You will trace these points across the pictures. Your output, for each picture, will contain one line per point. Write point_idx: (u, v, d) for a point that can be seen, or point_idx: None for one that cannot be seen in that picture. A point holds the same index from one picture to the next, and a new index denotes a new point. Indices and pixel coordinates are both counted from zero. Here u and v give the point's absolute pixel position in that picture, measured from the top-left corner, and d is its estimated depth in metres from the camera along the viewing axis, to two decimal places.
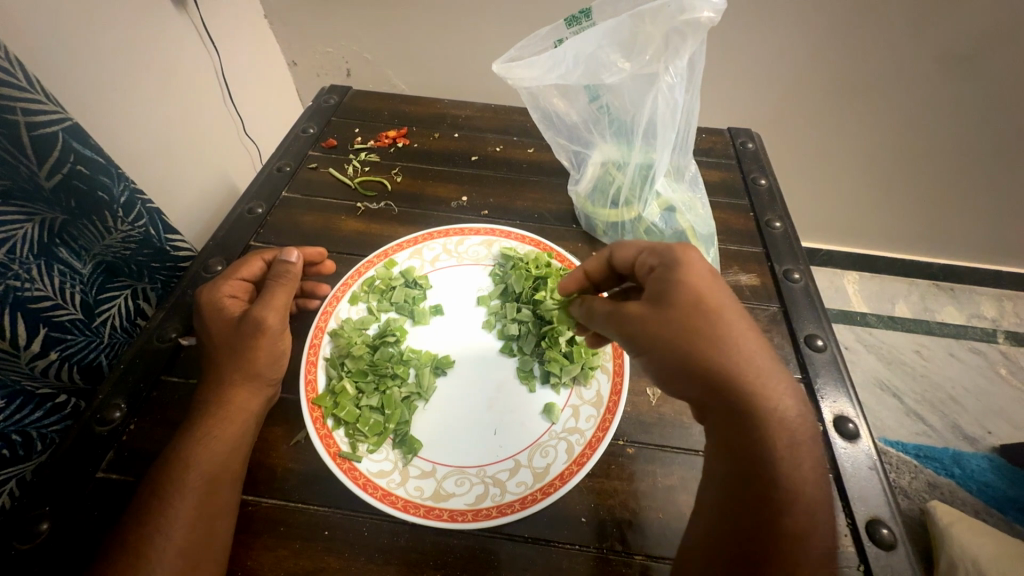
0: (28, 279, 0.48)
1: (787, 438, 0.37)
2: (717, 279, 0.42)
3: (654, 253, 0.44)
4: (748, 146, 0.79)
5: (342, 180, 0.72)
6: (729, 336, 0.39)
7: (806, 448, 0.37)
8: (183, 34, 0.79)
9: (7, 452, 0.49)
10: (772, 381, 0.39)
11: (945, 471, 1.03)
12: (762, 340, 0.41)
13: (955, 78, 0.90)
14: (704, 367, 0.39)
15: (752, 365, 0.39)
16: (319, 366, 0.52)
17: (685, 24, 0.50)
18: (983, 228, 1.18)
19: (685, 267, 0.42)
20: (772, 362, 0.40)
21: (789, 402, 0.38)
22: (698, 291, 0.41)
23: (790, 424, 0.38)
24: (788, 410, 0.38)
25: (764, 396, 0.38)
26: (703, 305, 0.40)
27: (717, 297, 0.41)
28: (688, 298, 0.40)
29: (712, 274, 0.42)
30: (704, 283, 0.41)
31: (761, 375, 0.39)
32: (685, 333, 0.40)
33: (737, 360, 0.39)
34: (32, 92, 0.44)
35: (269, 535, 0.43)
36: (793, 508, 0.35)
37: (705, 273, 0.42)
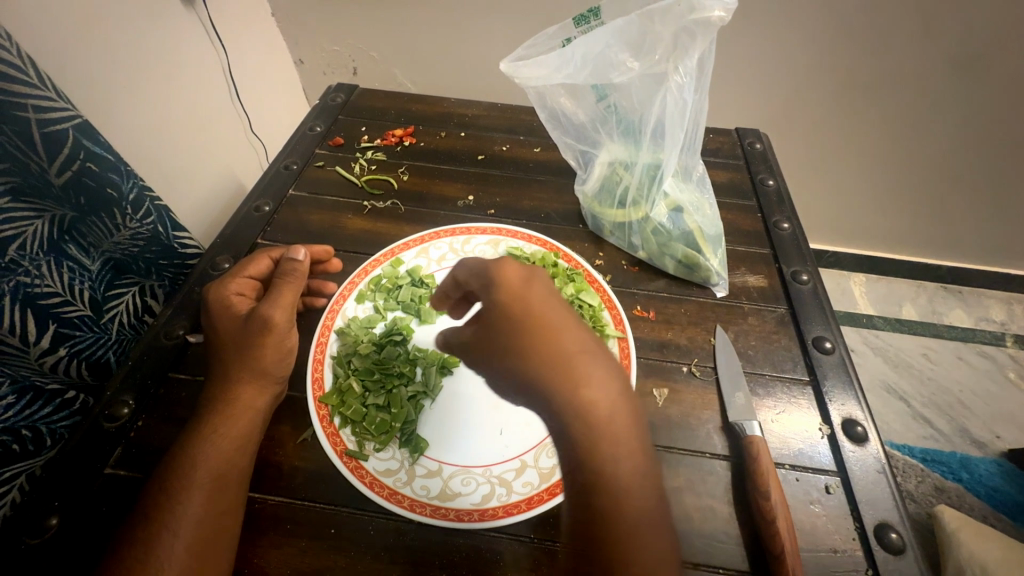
0: (38, 276, 0.48)
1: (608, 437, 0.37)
2: (540, 292, 0.41)
3: (477, 274, 0.44)
4: (756, 146, 0.78)
5: (348, 179, 0.72)
6: (547, 345, 0.39)
7: (628, 440, 0.37)
8: (191, 33, 0.79)
9: (17, 447, 0.50)
10: (590, 377, 0.38)
11: (952, 476, 1.02)
12: (583, 336, 0.40)
13: (965, 80, 0.89)
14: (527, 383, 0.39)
15: (568, 366, 0.38)
16: (326, 365, 0.52)
17: (695, 24, 0.49)
18: (993, 230, 1.17)
19: (498, 284, 0.41)
20: (586, 357, 0.39)
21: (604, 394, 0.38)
22: (510, 307, 0.40)
23: (605, 420, 0.37)
24: (600, 404, 0.38)
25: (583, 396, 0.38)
26: (517, 321, 0.40)
27: (529, 308, 0.40)
28: (502, 315, 0.40)
29: (526, 283, 0.41)
30: (515, 296, 0.41)
31: (579, 376, 0.38)
32: (508, 349, 0.40)
33: (555, 367, 0.38)
34: (42, 90, 0.44)
35: (276, 533, 0.43)
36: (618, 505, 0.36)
37: (520, 283, 0.42)
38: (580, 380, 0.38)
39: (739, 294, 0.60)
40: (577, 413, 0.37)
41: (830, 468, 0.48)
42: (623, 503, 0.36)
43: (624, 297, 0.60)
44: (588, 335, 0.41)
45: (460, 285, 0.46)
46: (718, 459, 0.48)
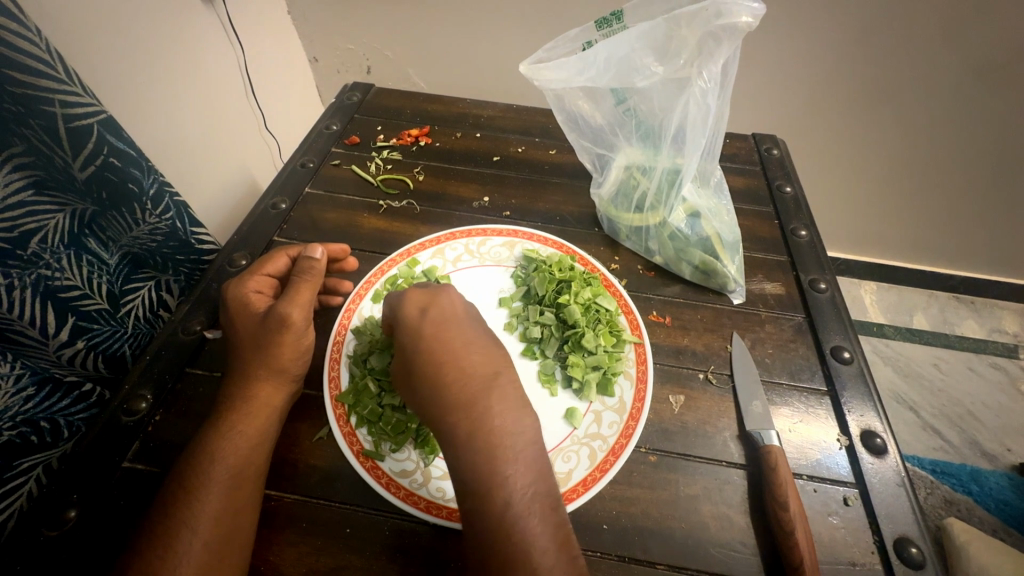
0: (59, 269, 0.48)
1: (493, 453, 0.36)
2: (446, 318, 0.44)
3: (390, 305, 0.47)
4: (773, 152, 0.77)
5: (364, 178, 0.73)
6: (435, 366, 0.40)
7: (514, 457, 0.36)
8: (209, 30, 0.80)
9: (35, 438, 0.50)
10: (477, 393, 0.38)
11: (962, 488, 1.01)
12: (479, 357, 0.41)
13: (983, 89, 0.88)
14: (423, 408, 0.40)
15: (458, 383, 0.39)
16: (342, 364, 0.52)
17: (720, 29, 0.49)
18: (1009, 241, 1.16)
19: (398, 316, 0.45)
20: (472, 376, 0.40)
21: (492, 411, 0.38)
22: (405, 336, 0.43)
23: (490, 434, 0.37)
24: (485, 420, 0.37)
25: (469, 412, 0.37)
26: (410, 348, 0.42)
27: (420, 335, 0.43)
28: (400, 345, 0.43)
29: (422, 313, 0.44)
30: (410, 326, 0.44)
31: (466, 393, 0.38)
32: (408, 372, 0.42)
33: (443, 387, 0.39)
34: (70, 85, 0.44)
35: (293, 531, 0.43)
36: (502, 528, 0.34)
37: (418, 315, 0.44)
38: (468, 397, 0.38)
39: (756, 301, 0.60)
40: (462, 430, 0.37)
41: (849, 480, 0.47)
42: (510, 528, 0.34)
43: (640, 302, 0.60)
44: (479, 356, 0.41)
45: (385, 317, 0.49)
46: (735, 467, 0.47)
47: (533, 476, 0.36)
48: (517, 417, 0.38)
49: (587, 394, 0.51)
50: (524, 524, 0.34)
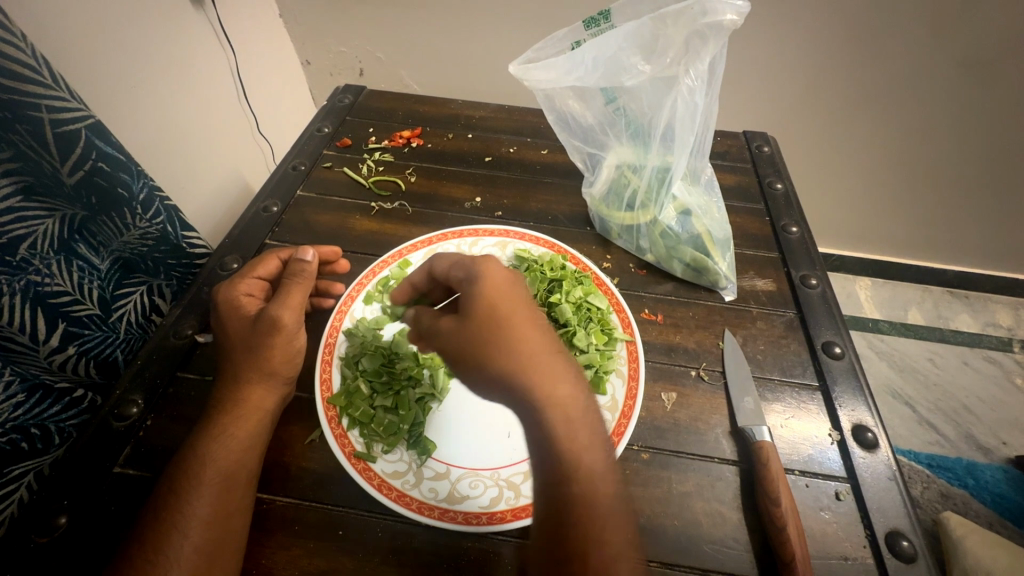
0: (48, 275, 0.48)
1: (575, 435, 0.37)
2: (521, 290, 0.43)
3: (461, 266, 0.45)
4: (764, 149, 0.78)
5: (356, 180, 0.73)
6: (522, 338, 0.39)
7: (594, 439, 0.37)
8: (200, 34, 0.80)
9: (26, 445, 0.50)
10: (559, 375, 0.39)
11: (958, 482, 1.01)
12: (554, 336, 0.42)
13: (970, 85, 0.89)
14: (499, 378, 0.39)
15: (543, 361, 0.39)
16: (334, 366, 0.52)
17: (707, 27, 0.49)
18: (1001, 235, 1.16)
19: (483, 277, 0.42)
20: (559, 356, 0.40)
21: (575, 396, 0.38)
22: (491, 298, 0.41)
23: (574, 417, 0.37)
24: (569, 405, 0.38)
25: (552, 394, 0.38)
26: (498, 313, 0.40)
27: (513, 304, 0.41)
28: (483, 306, 0.41)
29: (507, 280, 0.43)
30: (497, 290, 0.42)
31: (550, 374, 0.38)
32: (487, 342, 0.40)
33: (527, 362, 0.39)
34: (56, 89, 0.44)
35: (285, 534, 0.43)
36: (587, 509, 0.35)
37: (502, 282, 0.43)
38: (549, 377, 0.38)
39: (747, 298, 0.60)
40: (550, 410, 0.37)
41: (841, 475, 0.47)
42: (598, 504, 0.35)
43: (632, 300, 0.60)
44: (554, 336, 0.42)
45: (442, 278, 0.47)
46: (726, 464, 0.47)
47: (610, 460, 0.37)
48: (592, 401, 0.39)
49: None
50: (607, 507, 0.35)
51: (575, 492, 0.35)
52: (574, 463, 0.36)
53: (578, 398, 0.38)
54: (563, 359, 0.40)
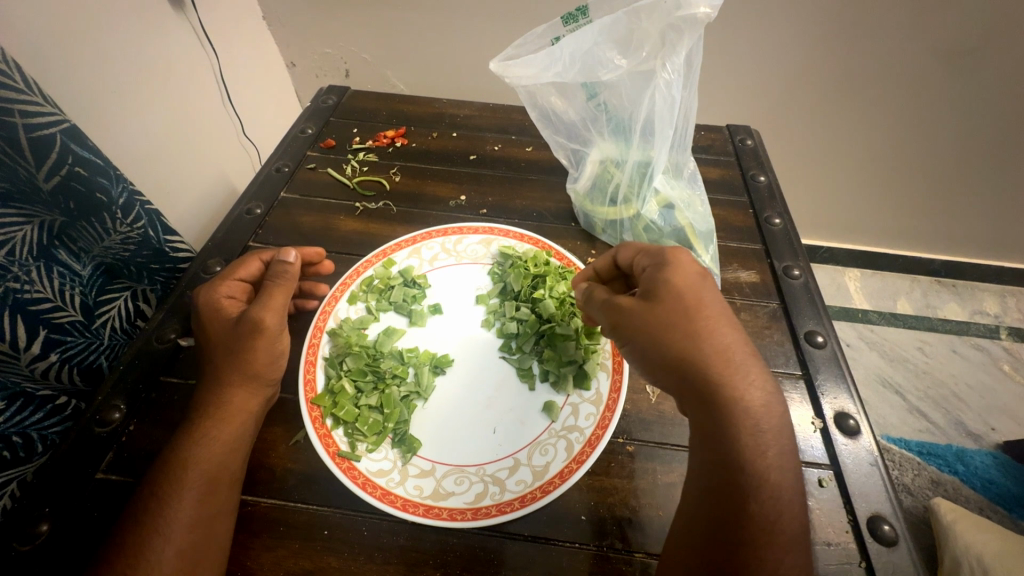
0: (27, 281, 0.48)
1: (757, 426, 0.38)
2: (707, 283, 0.44)
3: (649, 255, 0.46)
4: (747, 143, 0.78)
5: (340, 180, 0.72)
6: (713, 331, 0.41)
7: (773, 431, 0.39)
8: (182, 37, 0.79)
9: (7, 453, 0.49)
10: (745, 370, 0.40)
11: (949, 468, 1.02)
12: (744, 334, 0.43)
13: (953, 74, 0.90)
14: (678, 362, 0.41)
15: (730, 354, 0.41)
16: (318, 366, 0.52)
17: (681, 21, 0.49)
18: (986, 224, 1.18)
19: (673, 266, 0.43)
20: (746, 355, 0.41)
21: (761, 392, 0.40)
22: (682, 287, 0.42)
23: (752, 407, 0.39)
24: (756, 398, 0.39)
25: (739, 386, 0.40)
26: (688, 303, 0.42)
27: (700, 296, 0.42)
28: (676, 294, 0.42)
29: (699, 275, 0.44)
30: (687, 281, 0.43)
31: (737, 367, 0.40)
32: (671, 329, 0.41)
33: (711, 352, 0.40)
34: (29, 94, 0.44)
35: (270, 535, 0.43)
36: (758, 491, 0.37)
37: (693, 275, 0.44)
38: (738, 371, 0.40)
39: (731, 289, 0.61)
40: (734, 403, 0.39)
41: (823, 462, 0.48)
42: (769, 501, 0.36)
43: None
44: (741, 333, 0.43)
45: (626, 268, 0.48)
46: None
47: (789, 452, 0.39)
48: (782, 400, 0.41)
49: (564, 388, 0.51)
50: (775, 500, 0.37)
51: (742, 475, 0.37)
52: (748, 450, 0.38)
53: (762, 393, 0.40)
54: (750, 355, 0.42)
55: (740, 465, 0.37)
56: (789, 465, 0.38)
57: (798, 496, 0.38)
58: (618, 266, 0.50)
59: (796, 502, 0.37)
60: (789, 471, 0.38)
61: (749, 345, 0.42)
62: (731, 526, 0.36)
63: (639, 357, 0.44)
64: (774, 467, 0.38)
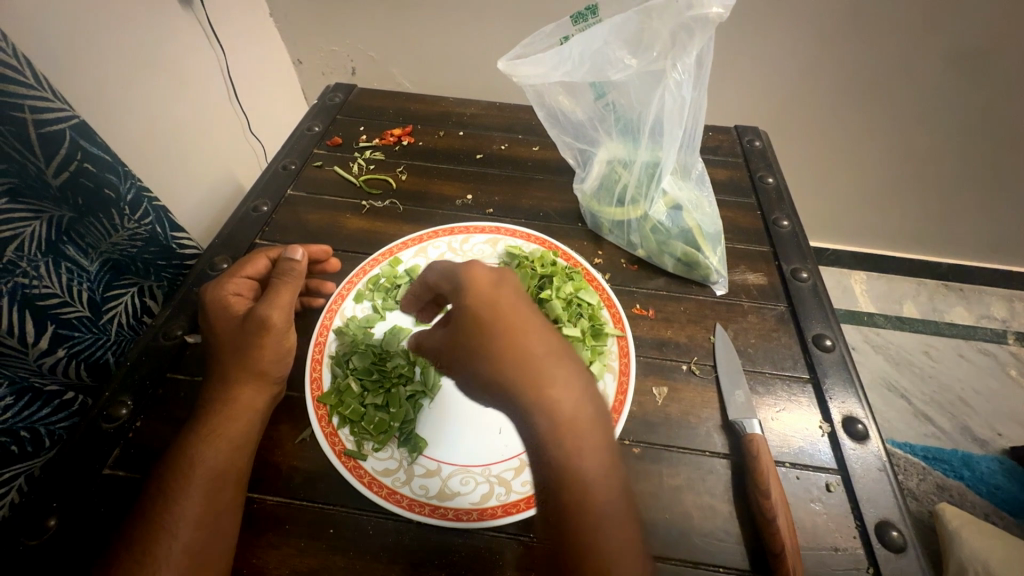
0: (36, 277, 0.48)
1: (575, 440, 0.36)
2: (512, 293, 0.41)
3: (450, 272, 0.44)
4: (755, 144, 0.78)
5: (347, 178, 0.72)
6: (516, 346, 0.38)
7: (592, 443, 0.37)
8: (189, 34, 0.79)
9: (15, 448, 0.49)
10: (557, 380, 0.37)
11: (954, 473, 1.02)
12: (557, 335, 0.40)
13: (963, 76, 0.89)
14: (491, 390, 0.39)
15: (540, 368, 0.37)
16: (324, 365, 0.52)
17: (693, 20, 0.49)
18: (994, 228, 1.17)
19: (468, 284, 0.41)
20: (557, 363, 0.38)
21: (574, 398, 0.37)
22: (478, 307, 0.40)
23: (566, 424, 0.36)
24: (569, 409, 0.37)
25: (550, 403, 0.37)
26: (482, 321, 0.39)
27: (498, 310, 0.39)
28: (474, 315, 0.40)
29: (494, 284, 0.41)
30: (484, 296, 0.40)
31: (546, 381, 0.37)
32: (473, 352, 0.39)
33: (517, 371, 0.37)
34: (40, 90, 0.44)
35: (276, 534, 0.43)
36: (583, 511, 0.35)
37: (490, 286, 0.41)
38: (549, 386, 0.37)
39: (739, 292, 0.60)
40: (545, 423, 0.36)
41: (831, 466, 0.48)
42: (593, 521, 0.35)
43: (622, 296, 0.60)
44: (555, 336, 0.40)
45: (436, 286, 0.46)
46: (718, 457, 0.47)
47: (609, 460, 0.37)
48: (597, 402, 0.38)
49: None
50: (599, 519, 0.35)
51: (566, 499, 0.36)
52: (570, 468, 0.36)
53: (576, 402, 0.37)
54: (565, 359, 0.39)
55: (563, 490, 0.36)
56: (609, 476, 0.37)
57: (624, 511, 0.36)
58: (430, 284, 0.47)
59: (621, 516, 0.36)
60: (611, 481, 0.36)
61: (562, 348, 0.39)
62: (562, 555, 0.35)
63: (465, 387, 0.42)
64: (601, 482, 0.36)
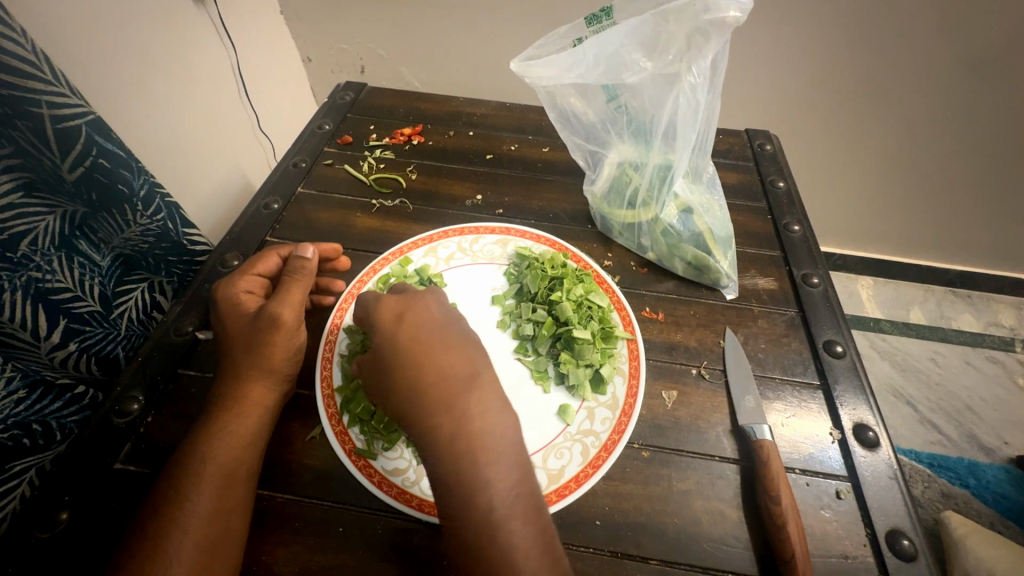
0: (49, 271, 0.48)
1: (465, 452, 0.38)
2: (415, 324, 0.45)
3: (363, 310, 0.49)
4: (766, 147, 0.77)
5: (357, 177, 0.72)
6: (411, 373, 0.42)
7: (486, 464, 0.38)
8: (201, 31, 0.80)
9: (27, 441, 0.50)
10: (454, 402, 0.40)
11: (960, 481, 1.01)
12: (460, 360, 0.43)
13: (977, 82, 0.88)
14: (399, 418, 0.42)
15: (435, 392, 0.41)
16: (334, 363, 0.52)
17: (709, 24, 0.49)
18: (1005, 235, 1.16)
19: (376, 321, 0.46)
20: (448, 382, 0.41)
21: (466, 412, 0.40)
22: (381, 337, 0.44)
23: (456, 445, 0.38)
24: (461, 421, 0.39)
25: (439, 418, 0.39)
26: (384, 351, 0.43)
27: (395, 335, 0.44)
28: (376, 348, 0.44)
29: (397, 318, 0.45)
30: (389, 330, 0.45)
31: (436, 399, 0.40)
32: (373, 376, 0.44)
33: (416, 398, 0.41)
34: (57, 86, 0.44)
35: (285, 531, 0.43)
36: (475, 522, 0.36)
37: (392, 317, 0.46)
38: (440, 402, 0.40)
39: (749, 296, 0.60)
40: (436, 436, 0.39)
41: (841, 474, 0.47)
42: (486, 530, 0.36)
43: (632, 299, 0.60)
44: (453, 357, 0.43)
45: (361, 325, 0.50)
46: (728, 462, 0.47)
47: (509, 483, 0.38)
48: (492, 418, 0.40)
49: (581, 392, 0.51)
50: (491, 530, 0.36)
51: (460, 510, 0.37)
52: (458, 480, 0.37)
53: (468, 415, 0.40)
54: (464, 382, 0.42)
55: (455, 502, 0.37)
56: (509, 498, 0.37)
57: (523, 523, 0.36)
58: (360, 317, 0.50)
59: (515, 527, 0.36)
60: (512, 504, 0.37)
61: (461, 373, 0.42)
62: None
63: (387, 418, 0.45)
64: (499, 501, 0.37)
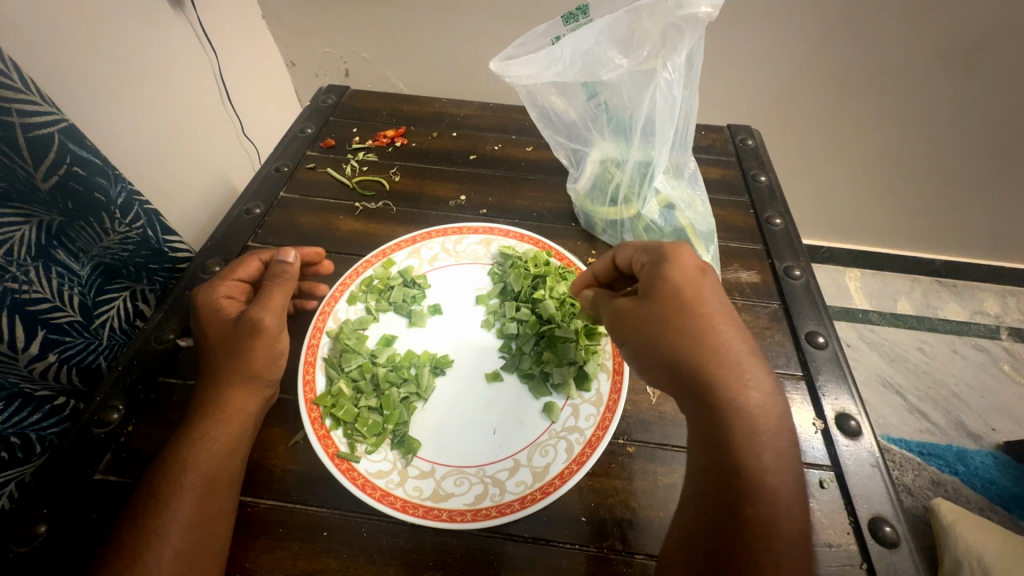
0: (26, 282, 0.47)
1: (755, 427, 0.37)
2: (705, 275, 0.43)
3: (646, 251, 0.45)
4: (748, 142, 0.78)
5: (340, 180, 0.72)
6: (707, 332, 0.40)
7: (778, 433, 0.37)
8: (182, 36, 0.79)
9: (5, 454, 0.49)
10: (747, 375, 0.39)
11: (949, 469, 1.02)
12: (744, 334, 0.41)
13: (955, 73, 0.90)
14: (676, 363, 0.40)
15: (723, 362, 0.39)
16: (317, 367, 0.52)
17: (682, 20, 0.49)
18: (987, 224, 1.17)
19: (670, 263, 0.43)
20: (747, 355, 0.40)
21: (758, 394, 0.38)
22: (680, 285, 0.41)
23: (756, 419, 0.37)
24: (755, 402, 0.38)
25: (735, 387, 0.38)
26: (685, 306, 0.41)
27: (688, 288, 0.41)
28: (670, 298, 0.41)
29: (700, 272, 0.43)
30: (685, 281, 0.42)
31: (735, 367, 0.39)
32: (657, 322, 0.41)
33: (712, 352, 0.39)
34: (27, 94, 0.43)
35: (268, 537, 0.43)
36: (756, 498, 0.35)
37: (691, 268, 0.43)
38: (737, 370, 0.39)
39: (732, 290, 0.60)
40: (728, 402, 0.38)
41: (825, 463, 0.48)
42: (754, 503, 0.35)
43: None
44: (742, 329, 0.41)
45: (625, 267, 0.47)
46: None
47: (790, 454, 0.37)
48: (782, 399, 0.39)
49: (565, 390, 0.51)
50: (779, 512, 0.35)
51: (743, 476, 0.36)
52: (747, 454, 0.36)
53: (763, 397, 0.38)
54: (752, 356, 0.40)
55: (738, 470, 0.36)
56: (785, 467, 0.36)
57: (799, 504, 0.36)
58: (618, 268, 0.48)
59: (798, 513, 0.35)
60: (785, 473, 0.36)
61: (749, 343, 0.40)
62: (725, 531, 0.35)
63: (636, 355, 0.43)
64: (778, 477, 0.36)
